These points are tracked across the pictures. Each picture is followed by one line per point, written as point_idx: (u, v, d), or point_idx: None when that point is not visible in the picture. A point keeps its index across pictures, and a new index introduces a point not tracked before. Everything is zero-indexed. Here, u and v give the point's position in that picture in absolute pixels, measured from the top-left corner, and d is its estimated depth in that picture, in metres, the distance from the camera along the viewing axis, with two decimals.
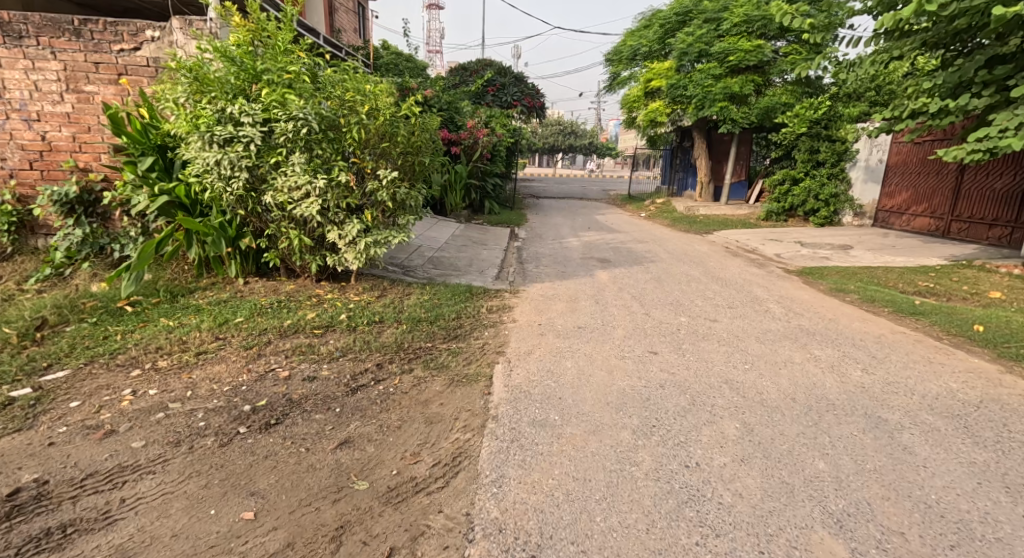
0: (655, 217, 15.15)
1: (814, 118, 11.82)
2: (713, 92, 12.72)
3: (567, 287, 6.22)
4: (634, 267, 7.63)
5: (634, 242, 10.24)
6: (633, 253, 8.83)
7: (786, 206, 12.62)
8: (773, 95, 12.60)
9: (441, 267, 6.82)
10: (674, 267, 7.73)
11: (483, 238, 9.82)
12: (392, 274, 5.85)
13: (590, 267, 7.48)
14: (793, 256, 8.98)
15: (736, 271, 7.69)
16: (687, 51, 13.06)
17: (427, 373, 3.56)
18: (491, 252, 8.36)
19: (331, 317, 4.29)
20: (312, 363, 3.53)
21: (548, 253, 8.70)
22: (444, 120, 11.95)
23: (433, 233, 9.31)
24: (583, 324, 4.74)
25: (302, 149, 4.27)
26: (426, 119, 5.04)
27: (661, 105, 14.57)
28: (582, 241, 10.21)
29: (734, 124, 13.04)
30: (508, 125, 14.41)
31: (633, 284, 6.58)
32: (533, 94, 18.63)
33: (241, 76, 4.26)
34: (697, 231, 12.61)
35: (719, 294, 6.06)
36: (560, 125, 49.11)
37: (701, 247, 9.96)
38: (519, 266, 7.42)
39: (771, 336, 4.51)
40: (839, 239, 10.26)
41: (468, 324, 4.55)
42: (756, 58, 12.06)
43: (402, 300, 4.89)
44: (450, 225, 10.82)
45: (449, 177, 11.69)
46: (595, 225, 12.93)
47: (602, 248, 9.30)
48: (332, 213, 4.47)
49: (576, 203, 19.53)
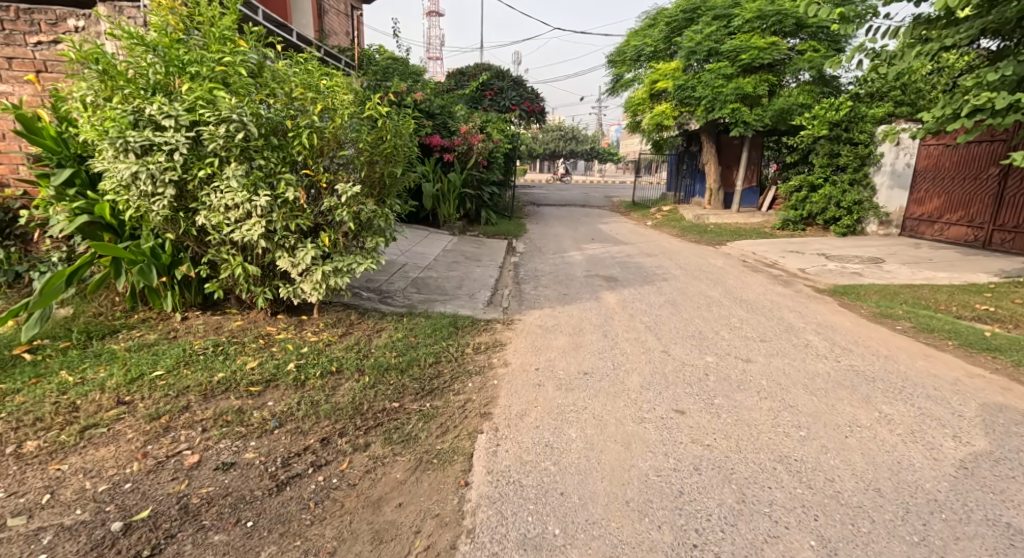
0: (662, 226, 14.34)
1: (834, 119, 10.99)
2: (724, 92, 11.92)
3: (569, 315, 5.40)
4: (645, 287, 6.80)
5: (642, 255, 9.42)
6: (642, 269, 7.99)
7: (804, 214, 11.80)
8: (788, 95, 11.79)
9: (426, 291, 6.02)
10: (689, 287, 6.90)
11: (477, 253, 9.01)
12: (364, 303, 5.04)
13: (595, 288, 6.66)
14: (819, 271, 8.13)
15: (759, 290, 6.85)
16: (695, 51, 12.26)
17: (387, 453, 2.72)
18: (485, 271, 7.56)
19: (277, 367, 3.45)
20: (234, 439, 2.68)
21: (548, 270, 7.88)
22: (435, 126, 11.18)
23: (422, 248, 8.52)
24: (589, 368, 3.92)
25: (241, 159, 3.46)
26: (399, 120, 4.22)
27: (667, 108, 13.80)
28: (586, 255, 9.39)
29: (747, 127, 12.23)
30: (507, 130, 13.60)
31: (646, 309, 5.76)
32: (533, 99, 17.90)
33: (163, 67, 3.40)
34: (708, 241, 11.79)
35: (746, 323, 5.23)
36: (561, 131, 48.36)
37: (716, 260, 9.12)
38: (515, 288, 6.61)
39: (822, 384, 3.67)
40: (866, 251, 9.43)
41: (448, 372, 3.72)
42: (771, 56, 11.26)
43: (369, 340, 4.05)
44: (442, 238, 10.04)
45: (442, 186, 11.02)
46: (599, 236, 12.13)
47: (607, 264, 8.47)
48: (281, 236, 3.66)
49: (579, 211, 18.73)
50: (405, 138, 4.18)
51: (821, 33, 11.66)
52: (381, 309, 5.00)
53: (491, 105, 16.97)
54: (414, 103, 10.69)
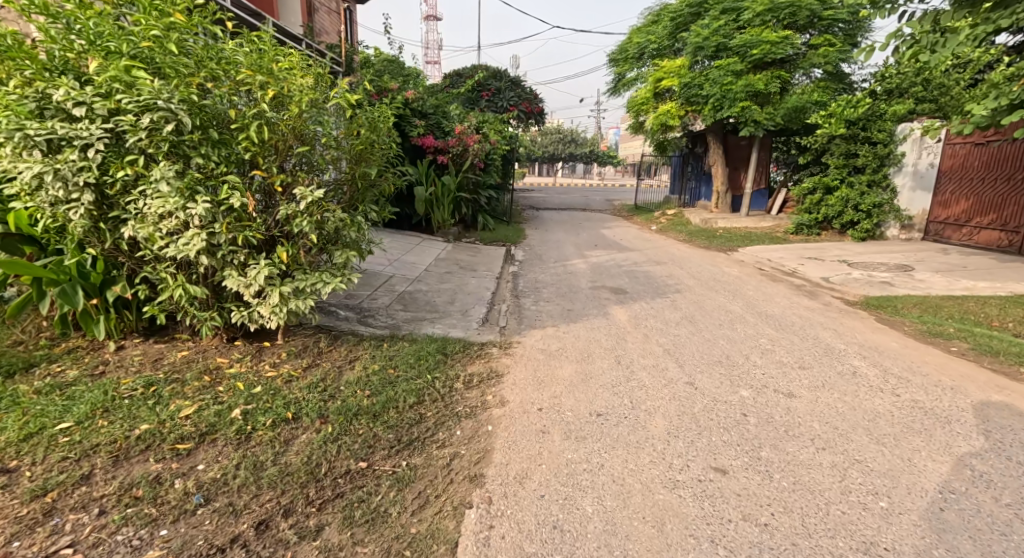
0: (668, 230, 13.73)
1: (850, 117, 10.39)
2: (733, 90, 11.30)
3: (576, 336, 4.74)
4: (658, 300, 6.17)
5: (650, 263, 8.77)
6: (652, 280, 7.34)
7: (819, 217, 11.18)
8: (801, 93, 11.18)
9: (414, 308, 5.37)
10: (706, 300, 6.24)
11: (473, 262, 8.36)
12: (339, 326, 4.40)
13: (603, 302, 6.01)
14: (845, 280, 7.48)
15: (784, 303, 6.21)
16: (702, 46, 11.66)
17: (343, 543, 2.06)
18: (481, 283, 6.91)
19: (218, 414, 2.77)
20: (138, 528, 2.01)
21: (550, 281, 7.22)
22: (428, 126, 10.57)
23: (413, 258, 7.87)
24: (603, 409, 3.27)
25: (173, 158, 2.81)
26: (373, 112, 3.57)
27: (673, 107, 13.17)
28: (590, 263, 8.74)
29: (757, 126, 11.63)
30: (504, 131, 12.98)
31: (662, 326, 5.12)
32: (532, 99, 17.29)
33: (75, 42, 2.74)
34: (718, 247, 11.14)
35: (777, 344, 4.58)
36: (561, 133, 47.73)
37: (731, 269, 8.47)
38: (514, 303, 5.96)
39: (887, 429, 3.02)
40: (891, 257, 8.81)
41: (433, 417, 3.05)
42: (783, 50, 10.66)
43: (339, 376, 3.39)
44: (435, 246, 9.39)
45: (435, 190, 10.42)
46: (603, 242, 11.51)
47: (613, 273, 7.83)
48: (228, 251, 3.01)
49: (579, 215, 18.09)
50: (380, 133, 3.54)
51: (836, 27, 11.07)
52: (358, 333, 4.35)
53: (488, 105, 16.50)
54: (405, 101, 10.08)
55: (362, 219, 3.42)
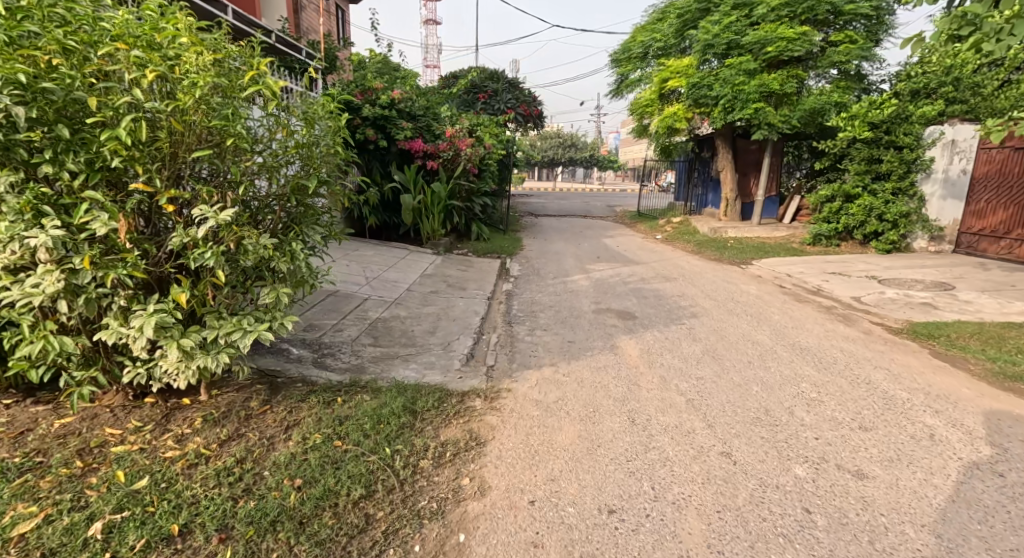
0: (674, 239, 12.95)
1: (875, 119, 9.63)
2: (746, 90, 10.53)
3: (578, 380, 3.92)
4: (672, 328, 5.37)
5: (660, 280, 7.95)
6: (664, 301, 6.53)
7: (838, 227, 10.38)
8: (820, 94, 10.41)
9: (385, 341, 4.55)
10: (728, 327, 5.43)
11: (463, 278, 7.54)
12: (286, 372, 3.59)
13: (609, 330, 5.20)
14: (879, 300, 6.68)
15: (818, 330, 5.41)
16: (712, 44, 10.88)
17: None
18: (469, 306, 6.10)
19: (67, 531, 1.95)
20: None
21: (548, 302, 6.42)
22: (416, 128, 9.79)
23: (394, 275, 7.05)
24: (617, 502, 2.45)
25: (7, 165, 2.02)
26: (312, 107, 2.77)
27: (680, 109, 12.39)
28: (593, 279, 7.93)
29: (771, 129, 10.84)
30: (500, 135, 12.22)
31: (680, 363, 4.31)
32: (531, 101, 16.50)
33: None
34: (731, 258, 10.33)
35: (824, 391, 3.77)
36: (560, 138, 47.03)
37: (749, 287, 7.66)
38: (507, 332, 5.15)
39: (1007, 542, 2.21)
40: (925, 272, 8.02)
41: (384, 522, 2.24)
42: (801, 47, 9.89)
43: (267, 454, 2.56)
44: (423, 259, 8.58)
45: (424, 198, 9.67)
46: (606, 253, 10.72)
47: (619, 293, 7.01)
48: (100, 294, 2.19)
49: (579, 222, 17.28)
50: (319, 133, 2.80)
51: (857, 23, 10.32)
52: (310, 381, 3.55)
53: (484, 108, 15.75)
54: (393, 101, 9.32)
55: (297, 246, 2.63)
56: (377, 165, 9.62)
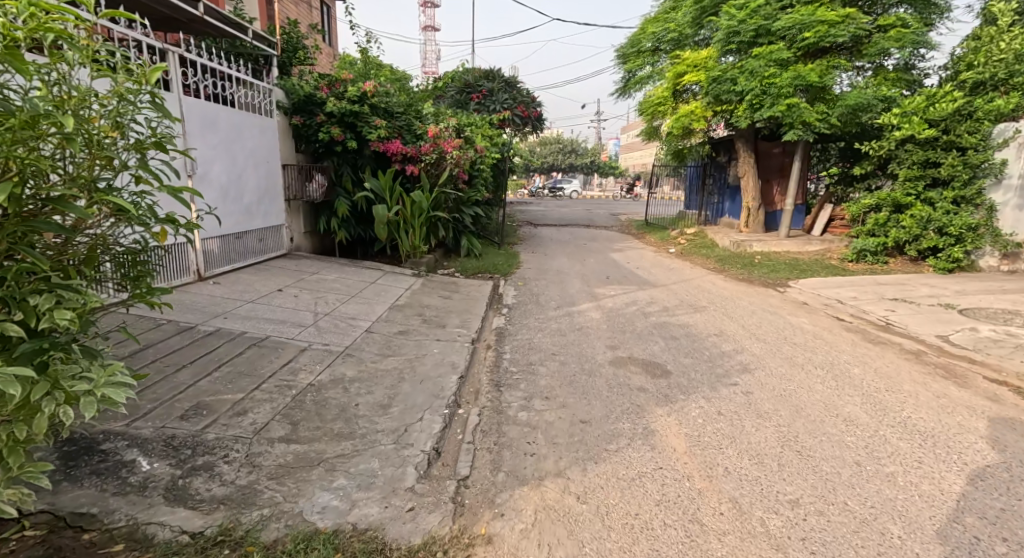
0: (691, 254, 11.55)
1: (934, 116, 8.32)
2: (778, 83, 9.15)
3: (603, 514, 2.45)
4: (723, 392, 3.91)
5: (687, 312, 6.48)
6: (701, 346, 5.06)
7: (887, 241, 9.01)
8: (863, 87, 8.99)
9: (311, 427, 3.09)
10: (799, 390, 3.96)
11: (444, 311, 6.10)
12: (107, 517, 2.12)
13: (636, 400, 3.74)
14: (977, 341, 5.21)
15: (924, 393, 3.94)
16: (737, 32, 9.49)
17: None
18: (446, 355, 4.64)
19: None
20: None
21: (550, 347, 4.94)
22: (394, 126, 8.38)
23: (353, 309, 5.62)
24: None
25: None
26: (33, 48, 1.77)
27: (697, 107, 10.97)
28: (605, 311, 6.47)
29: (805, 130, 9.44)
30: (494, 137, 10.80)
31: (754, 469, 2.84)
32: (529, 102, 14.98)
33: None
34: (763, 279, 8.89)
35: (1011, 539, 2.28)
36: (561, 144, 45.95)
37: (800, 320, 6.18)
38: (494, 404, 3.68)
39: None
40: (1011, 299, 6.58)
41: None
42: (845, 32, 8.55)
43: None
44: (396, 285, 7.11)
45: (404, 209, 8.23)
46: (617, 272, 9.26)
47: (640, 333, 5.54)
48: None
49: (583, 232, 15.84)
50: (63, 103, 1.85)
51: (903, 7, 9.00)
52: (141, 539, 2.05)
53: (479, 109, 14.35)
54: (365, 95, 7.88)
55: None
56: (347, 170, 8.16)
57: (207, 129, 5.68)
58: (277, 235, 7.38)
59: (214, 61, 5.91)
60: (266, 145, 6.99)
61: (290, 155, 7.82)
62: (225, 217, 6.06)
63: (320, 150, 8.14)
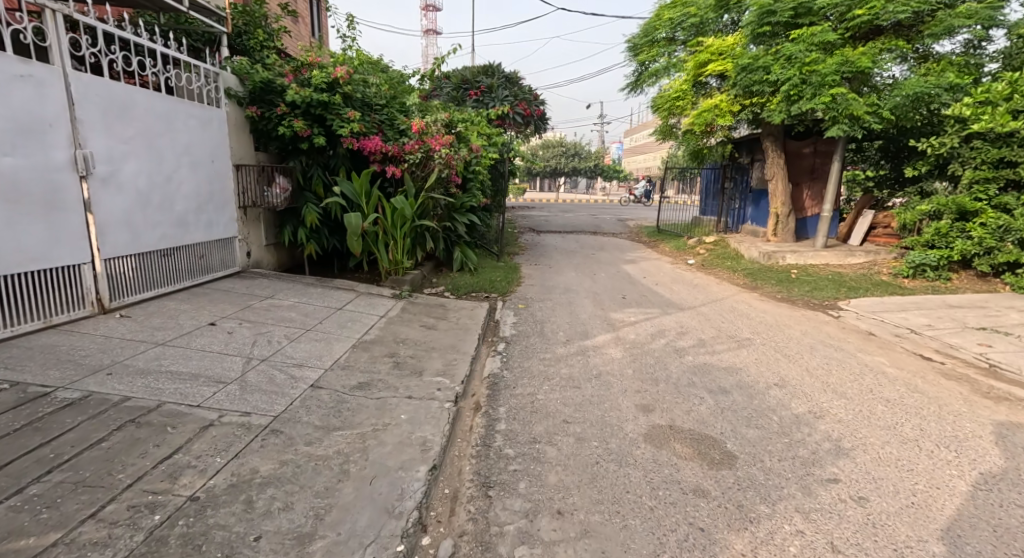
0: (714, 266, 10.23)
1: (1017, 105, 7.07)
2: (820, 69, 7.86)
3: None
4: (822, 499, 2.63)
5: (731, 348, 5.15)
6: (763, 407, 3.75)
7: (951, 255, 7.72)
8: (921, 74, 7.73)
9: None
10: (935, 495, 2.67)
11: (424, 350, 4.80)
12: None
13: (698, 521, 2.45)
14: None
15: None
16: (771, 11, 8.23)
17: None
18: (415, 426, 3.35)
19: None
20: None
21: (561, 410, 3.64)
22: (373, 120, 7.14)
23: (306, 351, 4.33)
24: None
25: None
26: None
27: (722, 100, 9.69)
28: (627, 347, 5.16)
29: (851, 124, 8.16)
30: (491, 135, 9.52)
31: None
32: (532, 99, 13.72)
33: None
34: (806, 298, 7.59)
35: None
36: (564, 146, 44.87)
37: (876, 360, 4.86)
38: (477, 528, 2.41)
39: None
40: None
41: None
42: (903, 8, 7.30)
43: None
44: (370, 312, 5.83)
45: (386, 218, 7.00)
46: (635, 290, 7.96)
47: (676, 382, 4.23)
48: None
49: (590, 240, 14.50)
50: None
51: None
52: None
53: (476, 106, 13.05)
54: (336, 82, 6.65)
55: None
56: (317, 171, 6.90)
57: (120, 120, 4.42)
58: (225, 250, 6.08)
59: (139, 35, 4.70)
60: (210, 142, 5.70)
61: (246, 153, 6.53)
62: (147, 231, 4.74)
63: (283, 148, 6.87)
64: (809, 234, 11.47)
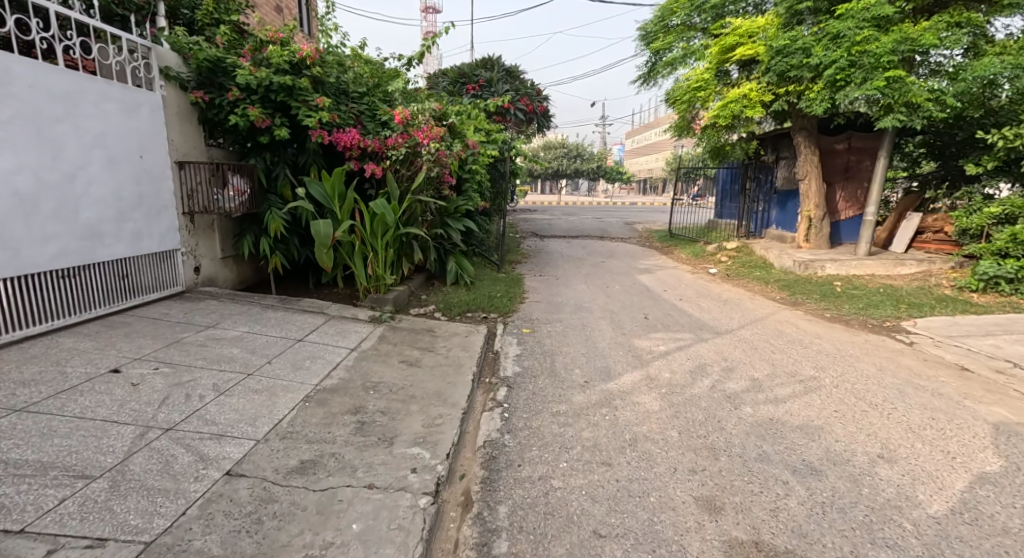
0: (743, 276, 9.05)
1: None
2: (874, 49, 6.67)
3: None
4: None
5: (798, 394, 3.97)
6: (880, 503, 2.58)
7: None
8: (995, 53, 6.61)
9: None
10: None
11: (400, 401, 3.64)
12: None
13: None
14: None
15: None
16: None
17: None
18: (368, 551, 2.18)
19: None
20: None
21: (589, 514, 2.47)
22: (349, 110, 6.03)
23: (236, 411, 3.16)
24: None
25: None
26: None
27: (752, 88, 8.54)
28: (663, 393, 3.98)
29: (909, 112, 7.02)
30: (489, 130, 8.38)
31: None
32: (535, 93, 12.57)
33: None
34: (862, 317, 6.42)
35: None
36: (565, 148, 43.51)
37: (995, 412, 3.69)
38: None
39: None
40: None
41: None
42: None
43: None
44: (339, 343, 4.66)
45: (366, 227, 5.89)
46: (657, 308, 6.78)
47: (742, 453, 3.06)
48: None
49: (598, 246, 13.33)
50: None
51: None
52: None
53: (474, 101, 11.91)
54: (303, 62, 5.51)
55: None
56: (281, 170, 5.76)
57: None
58: (162, 266, 4.93)
59: None
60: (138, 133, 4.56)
61: (191, 147, 5.35)
62: (31, 247, 3.62)
63: (239, 142, 5.71)
64: (844, 240, 10.32)
